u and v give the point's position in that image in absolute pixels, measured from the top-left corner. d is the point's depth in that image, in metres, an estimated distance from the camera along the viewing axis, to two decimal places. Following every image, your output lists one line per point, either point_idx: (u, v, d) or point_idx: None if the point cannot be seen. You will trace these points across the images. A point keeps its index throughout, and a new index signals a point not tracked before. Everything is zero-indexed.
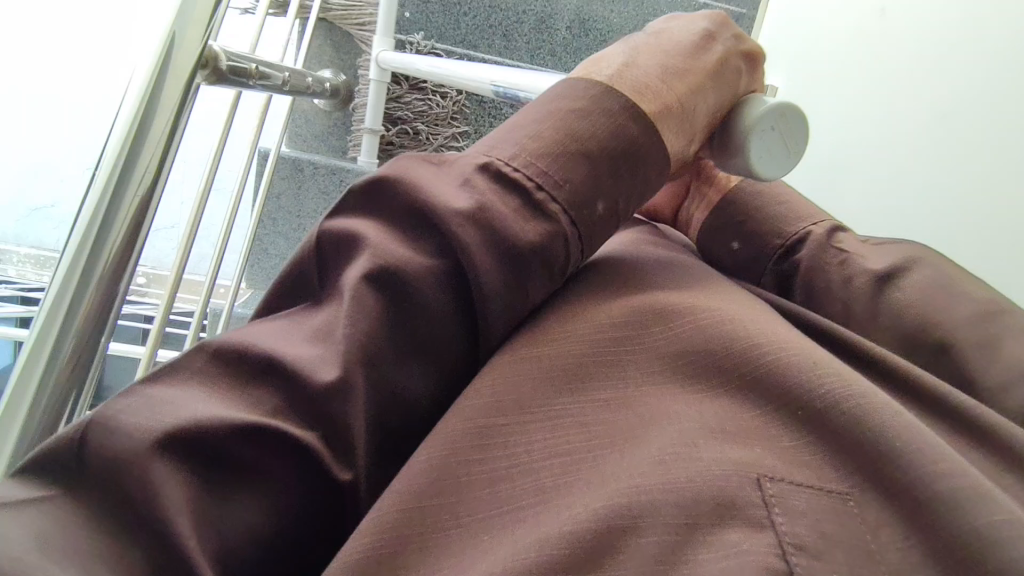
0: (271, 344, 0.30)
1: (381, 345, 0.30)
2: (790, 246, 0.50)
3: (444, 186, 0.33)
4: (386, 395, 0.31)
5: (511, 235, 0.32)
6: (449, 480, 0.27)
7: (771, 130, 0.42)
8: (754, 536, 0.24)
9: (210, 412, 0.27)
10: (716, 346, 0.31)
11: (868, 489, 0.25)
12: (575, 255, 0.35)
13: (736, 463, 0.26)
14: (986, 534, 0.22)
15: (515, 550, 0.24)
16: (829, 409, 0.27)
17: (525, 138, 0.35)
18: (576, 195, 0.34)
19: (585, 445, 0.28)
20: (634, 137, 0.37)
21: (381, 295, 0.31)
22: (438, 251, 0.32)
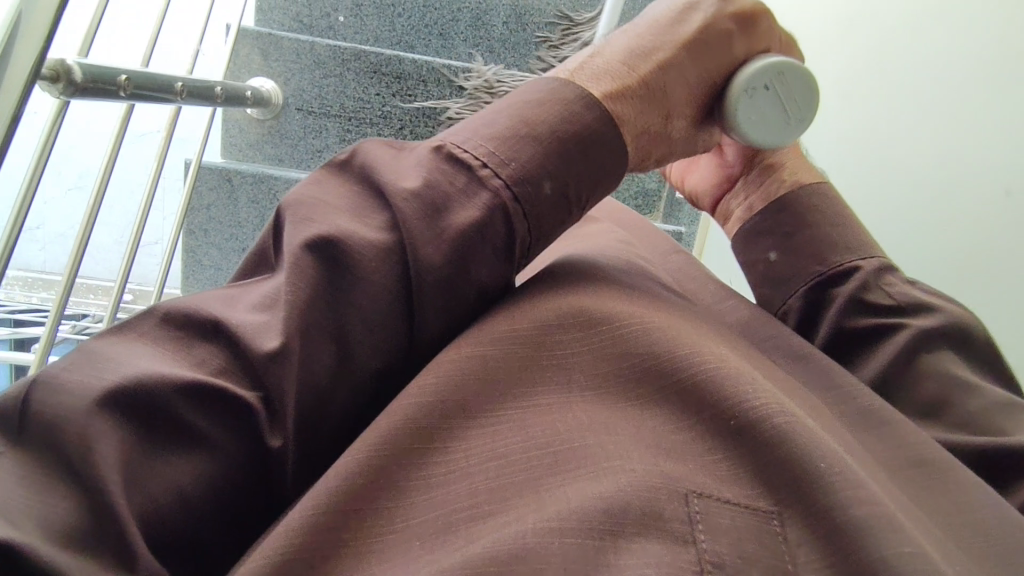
0: (218, 308, 0.30)
1: (317, 317, 0.30)
2: (832, 275, 0.47)
3: (399, 170, 0.33)
4: (313, 377, 0.29)
5: (449, 220, 0.32)
6: (383, 478, 0.27)
7: (766, 88, 0.42)
8: (676, 550, 0.24)
9: (151, 368, 0.27)
10: (655, 352, 0.31)
11: (791, 506, 0.26)
12: (522, 235, 0.33)
13: (665, 476, 0.26)
14: (893, 563, 0.23)
15: (449, 559, 0.24)
16: (758, 422, 0.27)
17: (481, 125, 0.34)
18: (526, 171, 0.33)
19: (521, 447, 0.28)
20: (589, 122, 0.35)
21: (320, 264, 0.30)
22: (383, 237, 0.31)
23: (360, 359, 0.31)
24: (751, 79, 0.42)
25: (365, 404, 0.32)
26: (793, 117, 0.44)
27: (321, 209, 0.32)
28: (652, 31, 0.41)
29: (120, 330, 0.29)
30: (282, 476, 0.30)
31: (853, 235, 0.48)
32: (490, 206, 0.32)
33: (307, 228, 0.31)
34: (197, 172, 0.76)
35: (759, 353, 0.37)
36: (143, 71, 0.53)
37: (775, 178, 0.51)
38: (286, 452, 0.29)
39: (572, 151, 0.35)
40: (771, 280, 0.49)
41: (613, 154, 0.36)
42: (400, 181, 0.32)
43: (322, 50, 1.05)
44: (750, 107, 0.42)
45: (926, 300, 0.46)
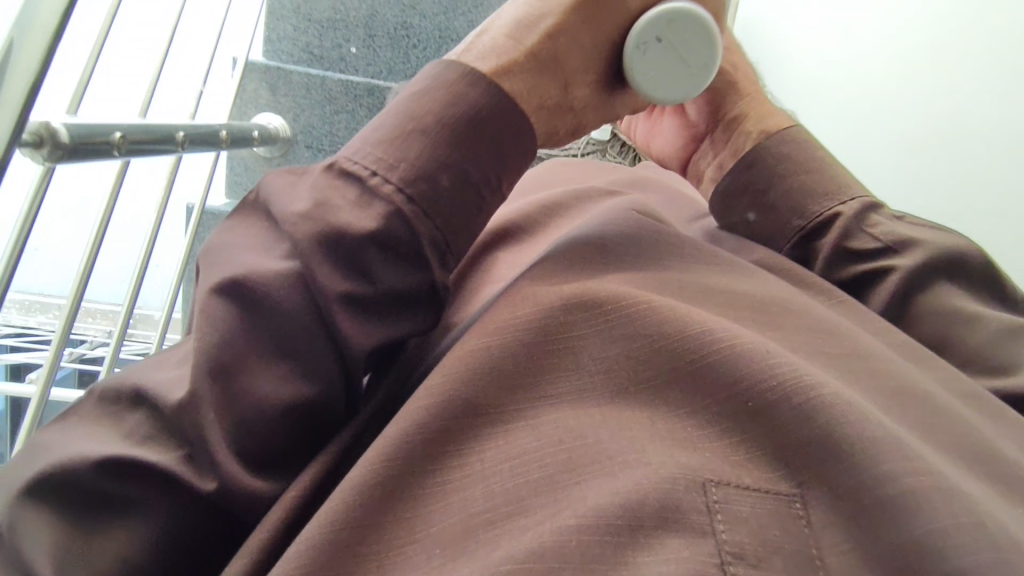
0: (138, 377, 0.33)
1: (237, 352, 0.30)
2: (813, 228, 0.45)
3: (295, 195, 0.33)
4: (248, 411, 0.30)
5: (342, 232, 0.31)
6: (400, 486, 0.27)
7: (658, 42, 0.37)
8: (695, 544, 0.23)
9: (80, 447, 0.30)
10: (664, 332, 0.30)
11: (814, 488, 0.25)
12: (426, 232, 0.33)
13: (681, 466, 0.25)
14: (922, 543, 0.23)
15: (477, 566, 0.24)
16: (776, 403, 0.27)
17: (371, 131, 0.34)
18: (417, 170, 0.32)
19: (536, 444, 0.27)
20: (474, 101, 0.34)
21: (232, 307, 0.31)
22: (288, 264, 0.31)
23: (266, 396, 0.31)
24: (640, 33, 0.37)
25: (313, 434, 0.33)
26: (694, 66, 0.38)
27: (232, 251, 0.33)
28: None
29: (66, 416, 0.33)
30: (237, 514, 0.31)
31: (828, 179, 0.46)
32: (385, 215, 0.31)
33: (222, 270, 0.31)
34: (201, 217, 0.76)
35: (801, 299, 0.36)
36: (140, 124, 0.52)
37: (740, 131, 0.48)
38: (226, 495, 0.30)
39: (459, 134, 0.34)
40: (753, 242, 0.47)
41: (518, 128, 0.35)
42: (290, 207, 0.32)
43: (333, 84, 1.10)
44: (643, 65, 0.37)
45: (901, 230, 0.44)
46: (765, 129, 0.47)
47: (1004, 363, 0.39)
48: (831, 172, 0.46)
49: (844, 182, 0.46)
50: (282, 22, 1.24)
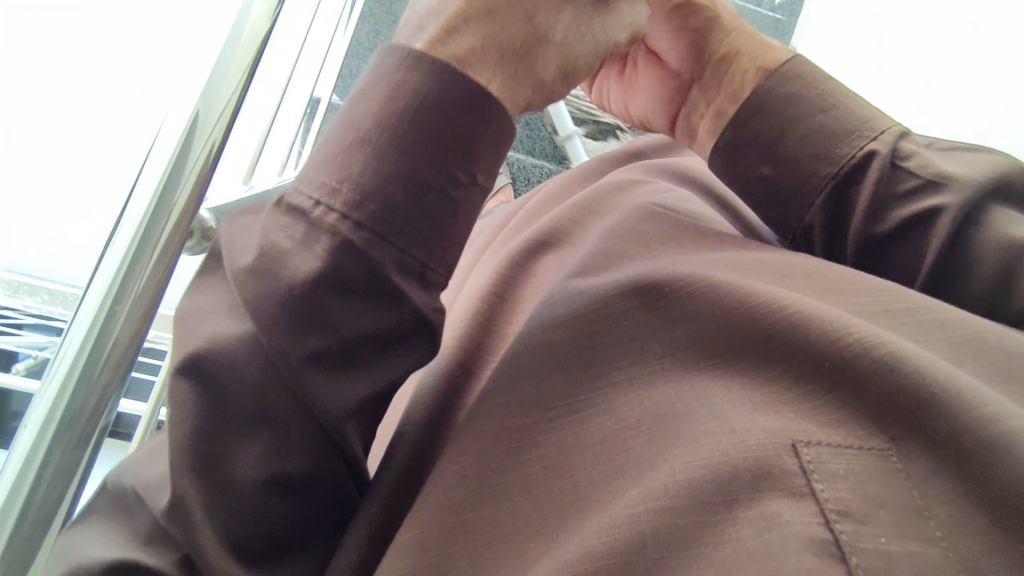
0: (136, 476, 0.32)
1: (199, 440, 0.28)
2: (846, 174, 0.42)
3: (246, 244, 0.29)
4: (233, 493, 0.29)
5: (290, 281, 0.27)
6: (481, 489, 0.27)
7: None
8: (796, 506, 0.23)
9: (84, 551, 0.30)
10: (730, 305, 0.29)
11: (908, 440, 0.24)
12: (387, 257, 0.28)
13: (771, 431, 0.25)
14: None
15: (568, 554, 0.24)
16: (856, 359, 0.26)
17: (314, 151, 0.29)
18: (363, 190, 0.27)
19: (616, 430, 0.27)
20: (417, 90, 0.28)
21: (193, 389, 0.27)
22: (245, 330, 0.28)
23: (245, 479, 0.29)
24: None
25: (321, 501, 0.32)
26: None
27: (201, 318, 0.29)
28: None
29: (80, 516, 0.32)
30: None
31: (851, 115, 0.43)
32: (332, 254, 0.27)
33: (184, 340, 0.28)
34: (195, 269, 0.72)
35: (849, 269, 0.36)
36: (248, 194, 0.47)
37: (738, 77, 0.46)
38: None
39: (408, 134, 0.28)
40: (771, 197, 0.44)
41: (481, 110, 0.29)
42: (237, 260, 0.28)
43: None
44: None
45: (943, 163, 0.42)
46: (762, 66, 0.46)
47: None
48: (850, 109, 0.43)
49: (867, 116, 0.43)
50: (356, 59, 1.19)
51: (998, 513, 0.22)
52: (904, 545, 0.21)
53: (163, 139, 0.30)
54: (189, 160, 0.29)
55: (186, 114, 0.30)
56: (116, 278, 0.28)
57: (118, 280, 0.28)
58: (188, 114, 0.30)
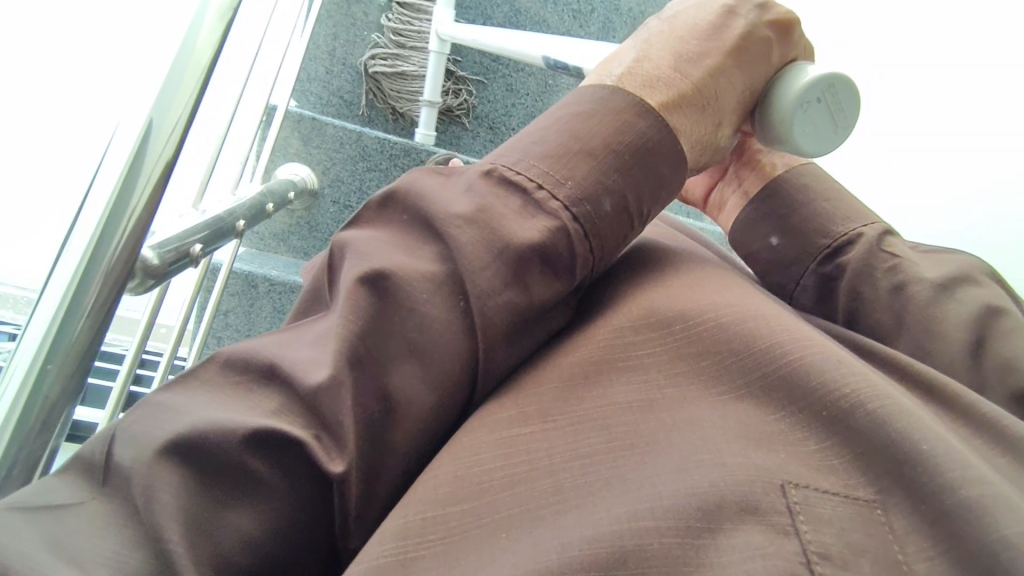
0: (271, 352, 0.32)
1: (372, 349, 0.31)
2: (837, 246, 0.49)
3: (449, 195, 0.34)
4: (373, 402, 0.31)
5: (509, 238, 0.32)
6: (469, 487, 0.27)
7: (817, 100, 0.43)
8: (777, 541, 0.23)
9: (214, 413, 0.29)
10: (735, 347, 0.30)
11: (893, 494, 0.25)
12: (582, 254, 0.35)
13: (759, 470, 0.25)
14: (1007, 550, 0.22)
15: (539, 554, 0.24)
16: (852, 411, 0.26)
17: (532, 144, 0.36)
18: (583, 191, 0.34)
19: (609, 450, 0.27)
20: (642, 133, 0.36)
21: (375, 301, 0.32)
22: (436, 270, 0.33)
23: (399, 397, 0.31)
24: (806, 92, 0.43)
25: (431, 442, 0.33)
26: (839, 124, 0.44)
27: (378, 249, 0.33)
28: (694, 39, 0.41)
29: (187, 380, 0.32)
30: (340, 508, 0.30)
31: (849, 208, 0.51)
32: (549, 230, 0.33)
33: (364, 260, 0.33)
34: (228, 276, 0.80)
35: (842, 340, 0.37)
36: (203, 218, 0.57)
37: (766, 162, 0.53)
38: (349, 478, 0.30)
39: (625, 158, 0.36)
40: (778, 262, 0.50)
41: (676, 165, 0.38)
42: (451, 207, 0.34)
43: (369, 141, 1.17)
44: (804, 118, 0.43)
45: (914, 259, 0.49)
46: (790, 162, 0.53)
47: None
48: (846, 204, 0.51)
49: (857, 212, 0.50)
50: (313, 62, 1.27)
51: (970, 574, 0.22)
52: None
53: (119, 144, 0.34)
54: (146, 158, 0.34)
55: (137, 130, 0.34)
56: (84, 259, 0.32)
57: (92, 246, 0.32)
58: (143, 122, 0.34)
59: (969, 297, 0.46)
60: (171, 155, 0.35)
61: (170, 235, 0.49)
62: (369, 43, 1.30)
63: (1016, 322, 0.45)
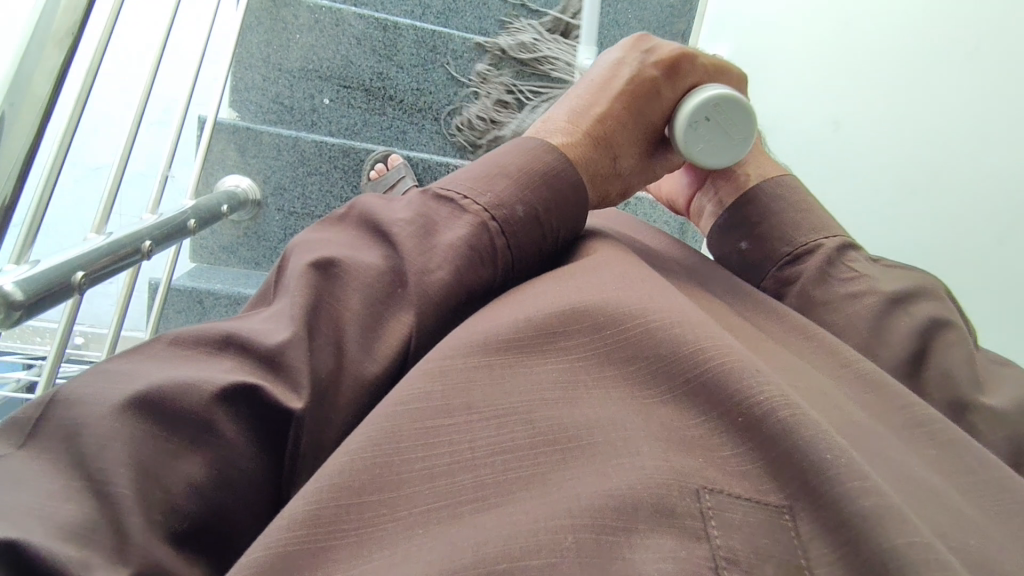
0: (229, 325, 0.33)
1: (321, 322, 0.33)
2: (798, 255, 0.52)
3: (393, 211, 0.39)
4: (327, 354, 0.32)
5: (438, 239, 0.36)
6: (391, 477, 0.27)
7: (706, 119, 0.46)
8: (689, 545, 0.23)
9: (166, 373, 0.30)
10: (664, 353, 0.30)
11: (801, 499, 0.25)
12: (502, 249, 0.36)
13: (674, 473, 0.25)
14: (892, 556, 0.22)
15: (450, 553, 0.23)
16: (765, 416, 0.27)
17: (460, 175, 0.39)
18: (500, 199, 0.37)
19: (532, 446, 0.27)
20: (547, 163, 0.40)
21: (320, 282, 0.35)
22: (384, 265, 0.36)
23: (354, 365, 0.33)
24: (691, 114, 0.46)
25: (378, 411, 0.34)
26: (735, 135, 0.47)
27: (326, 245, 0.37)
28: (589, 94, 0.47)
29: (131, 353, 0.32)
30: (304, 443, 0.31)
31: (816, 220, 0.53)
32: (474, 226, 0.36)
33: (308, 252, 0.36)
34: (165, 295, 0.82)
35: (772, 346, 0.39)
36: (110, 239, 0.60)
37: (741, 178, 0.57)
38: (303, 420, 0.31)
39: (535, 182, 0.39)
40: (746, 265, 0.55)
41: (578, 189, 0.41)
42: (393, 219, 0.38)
43: (306, 146, 1.14)
44: (694, 139, 0.47)
45: (872, 272, 0.51)
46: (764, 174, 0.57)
47: (984, 386, 0.44)
48: (815, 216, 0.54)
49: (823, 226, 0.53)
50: (249, 71, 1.24)
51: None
52: None
53: None
54: None
55: None
56: None
57: None
58: None
59: (920, 310, 0.48)
60: None
61: (50, 263, 0.49)
62: (301, 45, 1.26)
63: (960, 334, 0.46)
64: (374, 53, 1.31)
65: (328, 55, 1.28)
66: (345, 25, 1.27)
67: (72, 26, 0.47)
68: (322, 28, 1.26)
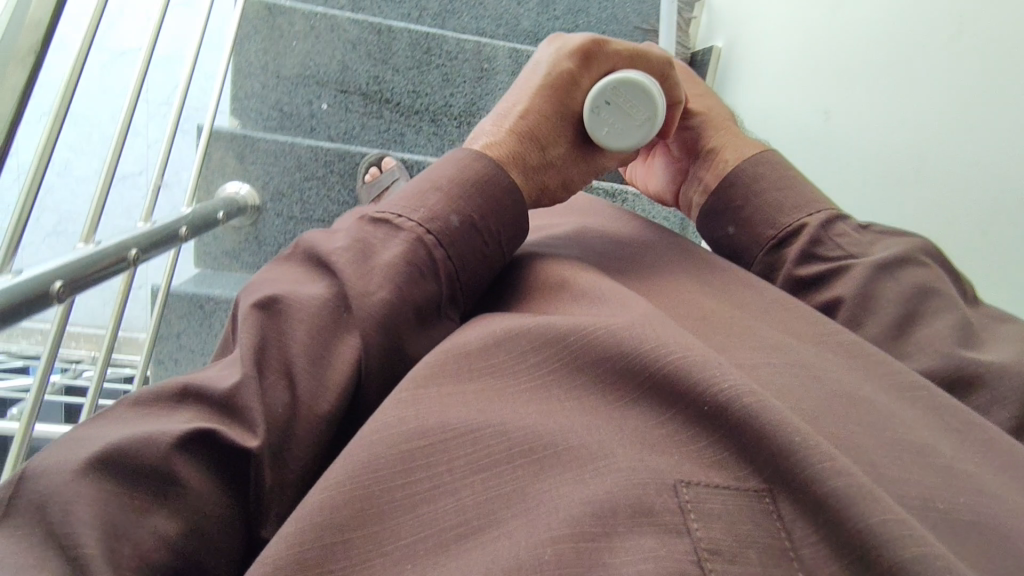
0: (182, 377, 0.33)
1: (274, 359, 0.33)
2: (783, 237, 0.52)
3: (336, 240, 0.38)
4: (283, 394, 0.33)
5: (379, 259, 0.36)
6: (370, 509, 0.26)
7: (606, 104, 0.45)
8: (669, 542, 0.23)
9: (116, 435, 0.29)
10: (626, 355, 0.30)
11: (777, 482, 0.25)
12: (442, 261, 0.38)
13: (652, 472, 0.25)
14: (877, 532, 0.22)
15: None
16: (730, 404, 0.27)
17: (399, 194, 0.40)
18: (433, 211, 0.38)
19: (506, 457, 0.27)
20: (483, 172, 0.41)
21: (266, 320, 0.34)
22: (325, 296, 0.36)
23: (307, 394, 0.33)
24: (595, 97, 0.45)
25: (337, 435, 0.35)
26: (638, 117, 0.45)
27: (272, 283, 0.37)
28: (518, 94, 0.47)
29: (96, 419, 0.31)
30: (257, 480, 0.32)
31: (798, 198, 0.53)
32: (411, 241, 0.37)
33: (254, 292, 0.36)
34: (164, 299, 0.82)
35: (745, 318, 0.39)
36: (92, 249, 0.57)
37: (720, 159, 0.57)
38: (264, 454, 0.31)
39: (470, 192, 0.40)
40: (734, 248, 0.55)
41: (510, 189, 0.42)
42: (333, 246, 0.38)
43: (303, 151, 1.14)
44: (596, 124, 0.46)
45: (862, 245, 0.51)
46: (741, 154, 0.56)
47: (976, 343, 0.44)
48: (799, 194, 0.53)
49: (803, 202, 0.53)
50: (249, 79, 1.22)
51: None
52: None
53: None
54: None
55: None
56: None
57: None
58: None
59: (906, 277, 0.48)
60: None
61: (30, 274, 0.48)
62: (298, 52, 1.23)
63: (950, 304, 0.47)
64: (369, 57, 1.27)
65: (324, 60, 1.25)
66: (340, 30, 1.24)
67: (36, 45, 0.43)
68: (318, 34, 1.24)
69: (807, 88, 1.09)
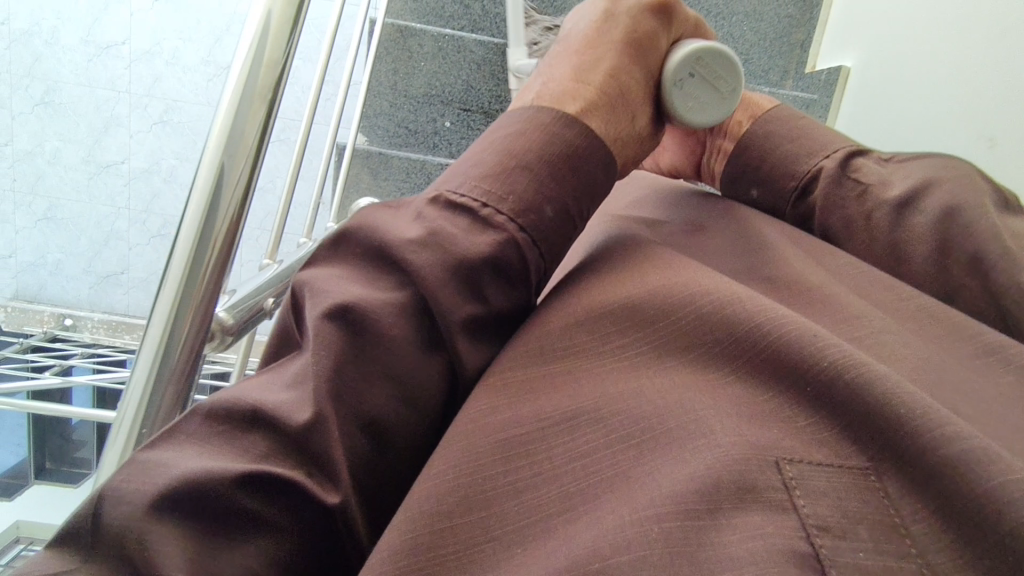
0: (255, 396, 0.32)
1: (346, 378, 0.33)
2: (805, 185, 0.51)
3: (399, 224, 0.37)
4: (359, 407, 0.33)
5: (457, 253, 0.36)
6: (472, 497, 0.28)
7: (689, 76, 0.49)
8: (777, 519, 0.23)
9: (190, 465, 0.30)
10: (719, 337, 0.31)
11: (887, 462, 0.25)
12: (534, 260, 0.39)
13: (752, 448, 0.25)
14: (997, 495, 0.22)
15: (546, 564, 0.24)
16: (833, 380, 0.27)
17: (471, 168, 0.39)
18: (524, 202, 0.38)
19: (607, 452, 0.28)
20: (568, 137, 0.41)
21: (342, 330, 0.33)
22: (397, 297, 0.35)
23: (376, 405, 0.34)
24: (675, 70, 0.49)
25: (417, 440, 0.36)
26: (721, 88, 0.49)
27: (323, 285, 0.35)
28: (587, 54, 0.47)
29: (167, 437, 0.32)
30: (342, 517, 0.32)
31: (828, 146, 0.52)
32: (500, 244, 0.37)
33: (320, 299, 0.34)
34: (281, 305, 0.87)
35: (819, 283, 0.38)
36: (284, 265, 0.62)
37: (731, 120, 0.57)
38: (349, 505, 0.32)
39: (554, 172, 0.40)
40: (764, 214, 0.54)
41: (603, 159, 0.43)
42: (403, 233, 0.37)
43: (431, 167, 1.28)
44: (681, 95, 0.49)
45: (885, 177, 0.49)
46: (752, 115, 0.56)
47: None
48: (812, 141, 0.52)
49: (821, 146, 0.52)
50: (379, 98, 1.35)
51: (977, 551, 0.21)
52: (879, 560, 0.22)
53: (181, 234, 0.40)
54: (208, 238, 0.40)
55: (195, 224, 0.40)
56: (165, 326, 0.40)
57: (177, 302, 0.40)
58: (201, 214, 0.40)
59: (931, 204, 0.46)
60: (231, 227, 0.41)
61: (242, 293, 0.53)
62: (427, 71, 1.35)
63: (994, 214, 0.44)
64: (492, 77, 1.39)
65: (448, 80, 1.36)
66: (466, 51, 1.36)
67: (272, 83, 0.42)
68: (444, 54, 1.35)
69: (914, 78, 1.09)
